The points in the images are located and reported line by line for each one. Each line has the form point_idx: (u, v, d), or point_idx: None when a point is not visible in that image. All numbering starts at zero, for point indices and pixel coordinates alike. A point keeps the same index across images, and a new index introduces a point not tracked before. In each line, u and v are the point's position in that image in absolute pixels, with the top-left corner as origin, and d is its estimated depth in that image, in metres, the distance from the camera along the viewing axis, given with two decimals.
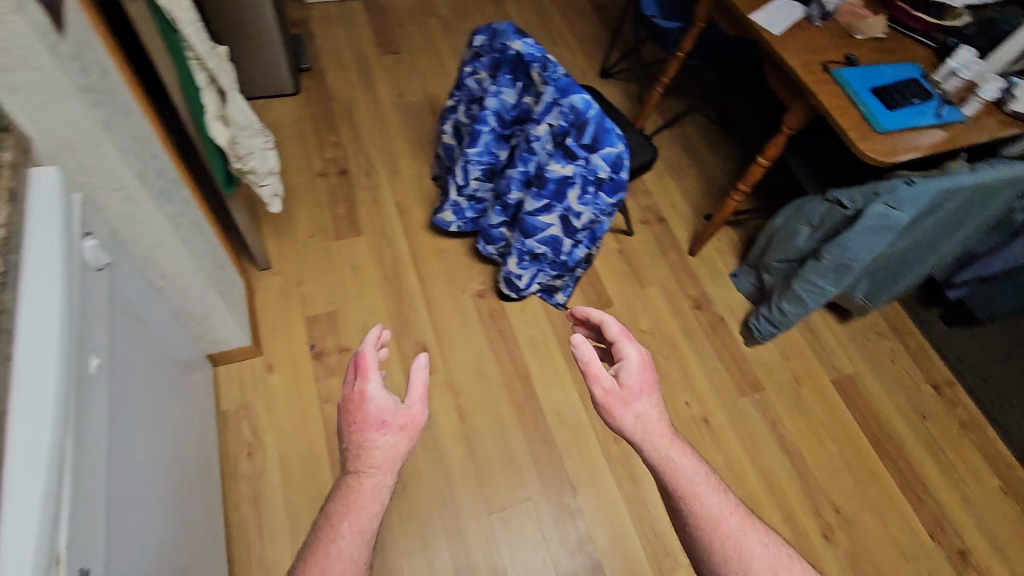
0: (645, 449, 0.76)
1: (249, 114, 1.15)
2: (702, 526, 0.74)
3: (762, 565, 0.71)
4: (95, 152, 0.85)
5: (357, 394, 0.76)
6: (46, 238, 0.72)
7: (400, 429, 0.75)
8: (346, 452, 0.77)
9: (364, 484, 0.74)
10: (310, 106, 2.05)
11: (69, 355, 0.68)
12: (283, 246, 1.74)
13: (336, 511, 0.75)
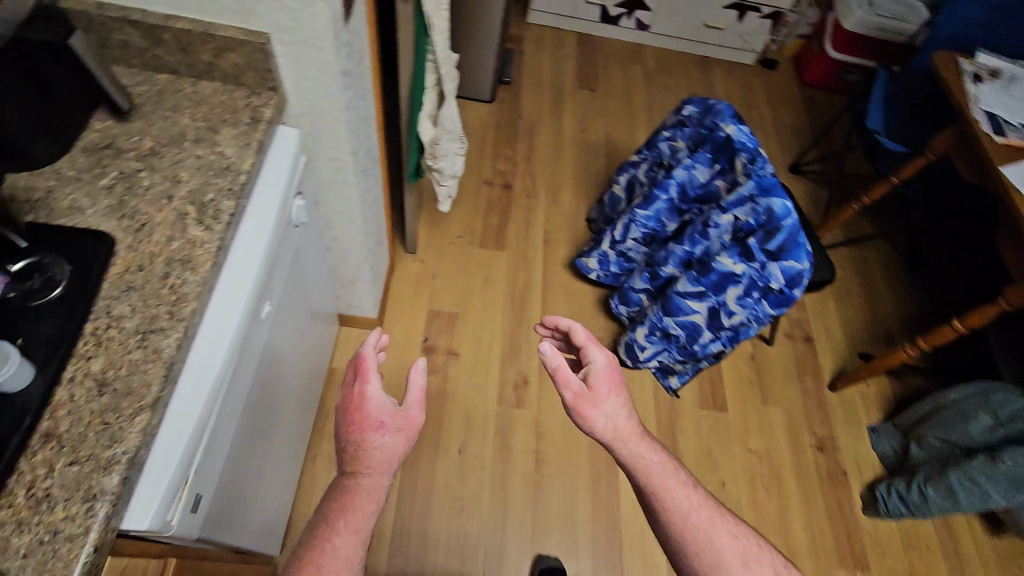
0: (613, 445, 0.78)
1: (456, 121, 1.20)
2: (673, 517, 0.77)
3: (733, 553, 0.75)
4: (329, 125, 0.93)
5: (355, 395, 0.76)
6: (272, 193, 0.81)
7: (398, 431, 0.76)
8: (342, 449, 0.77)
9: (361, 482, 0.75)
10: (498, 117, 2.13)
11: (253, 300, 0.75)
12: (431, 237, 1.82)
13: (333, 509, 0.75)
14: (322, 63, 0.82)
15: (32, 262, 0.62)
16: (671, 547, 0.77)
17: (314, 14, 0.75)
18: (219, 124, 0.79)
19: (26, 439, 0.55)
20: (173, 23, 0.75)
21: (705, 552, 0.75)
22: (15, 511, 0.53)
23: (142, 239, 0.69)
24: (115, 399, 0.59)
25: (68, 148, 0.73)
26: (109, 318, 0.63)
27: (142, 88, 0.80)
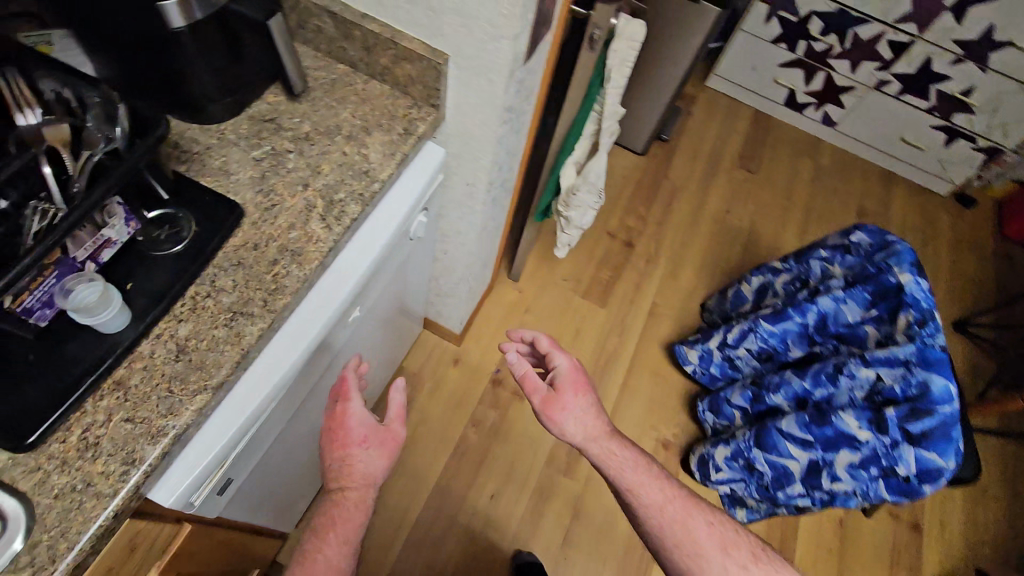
0: (585, 443, 0.85)
1: (600, 178, 1.16)
2: (647, 511, 0.84)
3: (710, 539, 0.84)
4: (476, 152, 0.91)
5: (338, 412, 0.71)
6: (400, 205, 0.80)
7: (381, 445, 0.72)
8: (326, 465, 0.71)
9: (347, 498, 0.69)
10: (644, 171, 2.04)
11: (344, 307, 0.74)
12: (537, 271, 1.78)
13: (319, 528, 0.68)
14: (488, 95, 0.80)
15: (168, 213, 0.65)
16: (650, 538, 0.84)
17: (497, 49, 0.72)
18: (374, 127, 0.80)
19: (99, 382, 0.57)
20: (365, 23, 0.77)
21: (682, 538, 0.83)
22: (65, 450, 0.54)
23: (267, 219, 0.70)
24: (187, 371, 0.60)
25: (238, 113, 0.77)
26: (212, 287, 0.64)
27: (319, 73, 0.83)
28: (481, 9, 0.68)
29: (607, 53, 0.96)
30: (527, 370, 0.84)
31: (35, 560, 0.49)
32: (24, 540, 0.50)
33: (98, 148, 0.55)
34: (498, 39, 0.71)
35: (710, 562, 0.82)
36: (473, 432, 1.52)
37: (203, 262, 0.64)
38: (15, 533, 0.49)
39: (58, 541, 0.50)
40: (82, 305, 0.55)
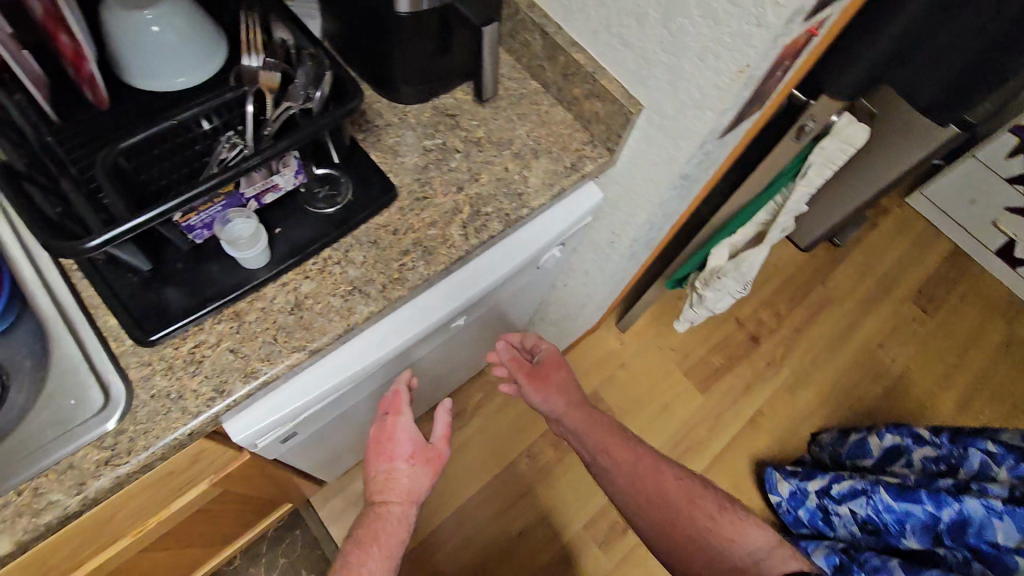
0: (565, 414, 0.86)
1: (754, 268, 1.05)
2: (619, 472, 0.83)
3: (680, 491, 0.81)
4: (634, 205, 0.87)
5: (389, 424, 0.73)
6: (536, 237, 0.78)
7: (426, 462, 0.73)
8: (370, 475, 0.72)
9: (391, 513, 0.69)
10: (799, 269, 1.86)
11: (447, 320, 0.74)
12: (646, 331, 1.69)
13: (360, 540, 0.67)
14: (668, 157, 0.75)
15: (333, 174, 0.68)
16: (625, 503, 0.82)
17: (698, 117, 0.68)
18: (543, 152, 0.79)
19: (221, 309, 0.61)
20: (572, 51, 0.75)
21: (649, 490, 0.81)
22: (174, 357, 0.58)
23: (414, 209, 0.71)
24: (294, 325, 0.62)
25: (426, 100, 0.79)
26: (344, 255, 0.67)
27: (512, 84, 0.83)
28: (697, 74, 0.64)
29: (812, 147, 0.86)
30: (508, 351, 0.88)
31: (117, 445, 0.54)
32: (115, 423, 0.54)
33: (296, 104, 0.59)
34: (703, 107, 0.66)
35: (676, 518, 0.79)
36: (525, 462, 1.48)
37: (346, 230, 0.66)
38: (112, 413, 0.54)
39: (138, 438, 0.54)
40: (233, 238, 0.60)
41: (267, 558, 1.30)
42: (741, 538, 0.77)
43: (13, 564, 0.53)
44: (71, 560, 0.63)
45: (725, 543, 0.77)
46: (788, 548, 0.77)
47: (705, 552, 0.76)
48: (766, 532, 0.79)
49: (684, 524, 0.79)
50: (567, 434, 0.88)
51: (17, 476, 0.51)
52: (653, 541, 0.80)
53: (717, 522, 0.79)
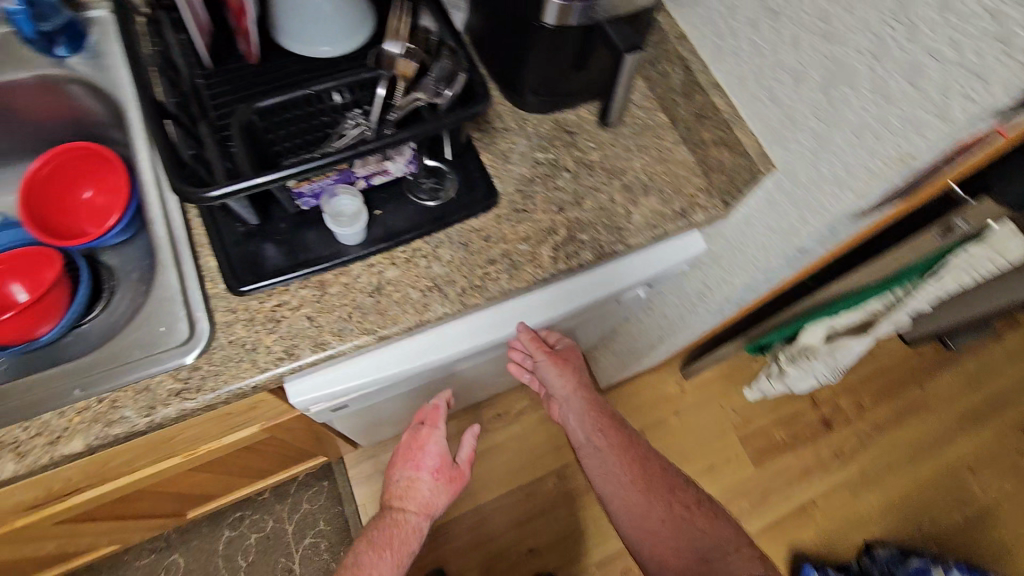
0: (572, 396, 0.83)
1: (850, 356, 1.02)
2: (608, 453, 0.80)
3: (663, 480, 0.80)
4: (736, 265, 0.82)
5: (423, 434, 0.80)
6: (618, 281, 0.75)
7: (446, 480, 0.81)
8: (395, 479, 0.80)
9: (407, 521, 0.77)
10: (896, 363, 1.70)
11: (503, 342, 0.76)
12: (710, 384, 1.63)
13: (376, 540, 0.75)
14: (788, 226, 0.70)
15: (441, 169, 0.69)
16: (608, 487, 0.80)
17: (834, 195, 0.62)
18: (655, 190, 0.75)
19: (309, 276, 0.63)
20: (712, 93, 0.71)
21: (634, 476, 0.79)
22: (256, 310, 0.61)
23: (511, 220, 0.70)
24: (371, 308, 0.63)
25: (549, 112, 0.77)
26: (433, 250, 0.67)
27: (639, 112, 0.80)
28: (846, 150, 0.59)
29: (949, 254, 0.78)
30: (530, 334, 0.73)
31: (189, 380, 0.57)
32: (194, 358, 0.58)
33: (425, 97, 0.60)
34: (843, 186, 0.61)
35: (654, 504, 0.77)
36: (554, 481, 1.46)
37: (441, 227, 0.67)
38: (193, 348, 0.58)
39: (208, 379, 0.58)
40: (336, 212, 0.61)
41: (292, 499, 1.37)
42: (714, 533, 0.76)
43: (79, 460, 0.58)
44: (127, 466, 0.68)
45: (699, 538, 0.75)
46: (755, 551, 0.76)
47: (678, 542, 0.74)
48: (736, 533, 0.78)
49: (661, 512, 0.77)
50: (566, 416, 0.85)
51: (103, 385, 0.56)
52: (628, 527, 0.78)
53: (693, 512, 0.78)
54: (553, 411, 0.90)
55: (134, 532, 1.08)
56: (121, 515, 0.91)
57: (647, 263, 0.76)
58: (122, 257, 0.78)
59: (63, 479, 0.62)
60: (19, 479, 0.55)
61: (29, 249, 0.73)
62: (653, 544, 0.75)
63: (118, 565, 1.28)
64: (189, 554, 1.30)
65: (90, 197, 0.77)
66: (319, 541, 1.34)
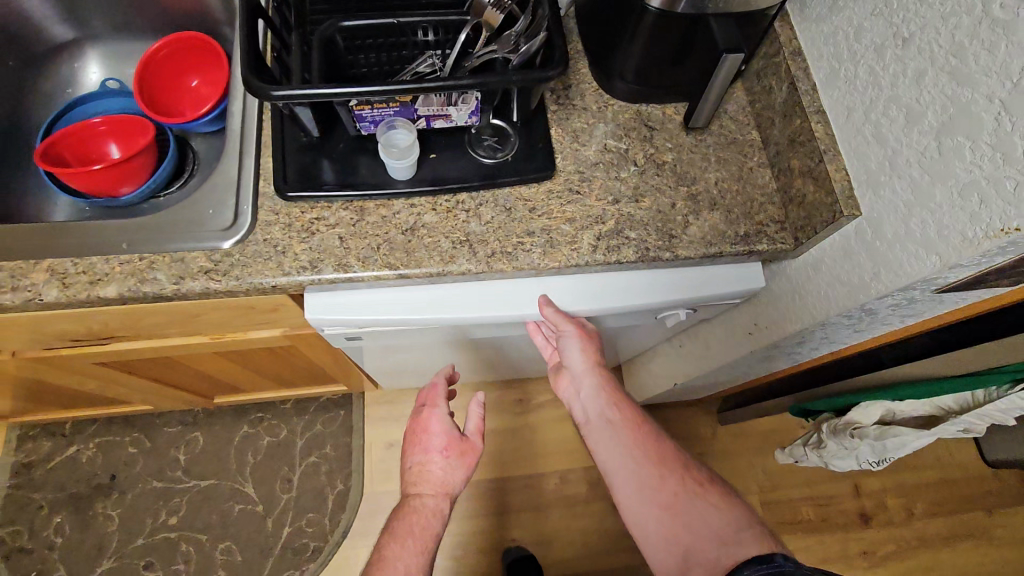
0: (588, 374, 0.74)
1: (901, 448, 0.90)
2: (622, 429, 0.69)
3: (679, 458, 0.66)
4: (789, 309, 0.75)
5: (426, 415, 0.82)
6: (650, 295, 0.72)
7: (458, 455, 0.79)
8: (408, 467, 0.79)
9: (426, 504, 0.76)
10: (962, 480, 1.54)
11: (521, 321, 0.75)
12: (745, 438, 1.53)
13: (398, 531, 0.73)
14: (857, 280, 0.63)
15: (506, 129, 0.70)
16: (616, 466, 0.66)
17: (917, 257, 0.54)
18: (722, 206, 0.70)
19: (351, 199, 0.65)
20: (813, 119, 0.65)
21: (645, 450, 0.67)
22: (297, 218, 0.64)
23: (561, 199, 0.68)
24: (400, 246, 0.64)
25: (633, 102, 0.74)
26: (475, 208, 0.67)
27: (731, 125, 0.75)
28: (944, 209, 0.51)
29: None
30: (556, 312, 0.70)
31: (220, 263, 0.61)
32: (230, 245, 0.62)
33: (501, 51, 0.59)
34: (930, 249, 0.53)
35: (666, 477, 0.63)
36: (555, 482, 1.44)
37: (489, 186, 0.66)
38: (232, 237, 0.62)
39: (237, 267, 0.61)
40: (391, 144, 0.62)
41: (309, 417, 1.44)
42: (731, 515, 0.60)
43: (112, 306, 0.62)
44: (158, 330, 0.74)
45: (709, 516, 0.60)
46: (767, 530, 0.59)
47: (689, 518, 0.60)
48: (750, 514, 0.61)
49: (675, 485, 0.63)
50: (575, 393, 0.76)
51: (146, 246, 0.60)
52: (633, 508, 0.63)
53: (706, 489, 0.62)
54: (557, 389, 0.80)
55: (165, 399, 1.18)
56: (153, 377, 1.00)
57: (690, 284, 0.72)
58: (209, 145, 0.87)
59: (101, 321, 0.68)
60: (58, 307, 0.60)
61: (135, 119, 0.80)
62: (663, 521, 0.60)
63: (149, 425, 1.40)
64: (208, 436, 1.41)
65: (196, 86, 0.85)
66: (321, 463, 1.40)
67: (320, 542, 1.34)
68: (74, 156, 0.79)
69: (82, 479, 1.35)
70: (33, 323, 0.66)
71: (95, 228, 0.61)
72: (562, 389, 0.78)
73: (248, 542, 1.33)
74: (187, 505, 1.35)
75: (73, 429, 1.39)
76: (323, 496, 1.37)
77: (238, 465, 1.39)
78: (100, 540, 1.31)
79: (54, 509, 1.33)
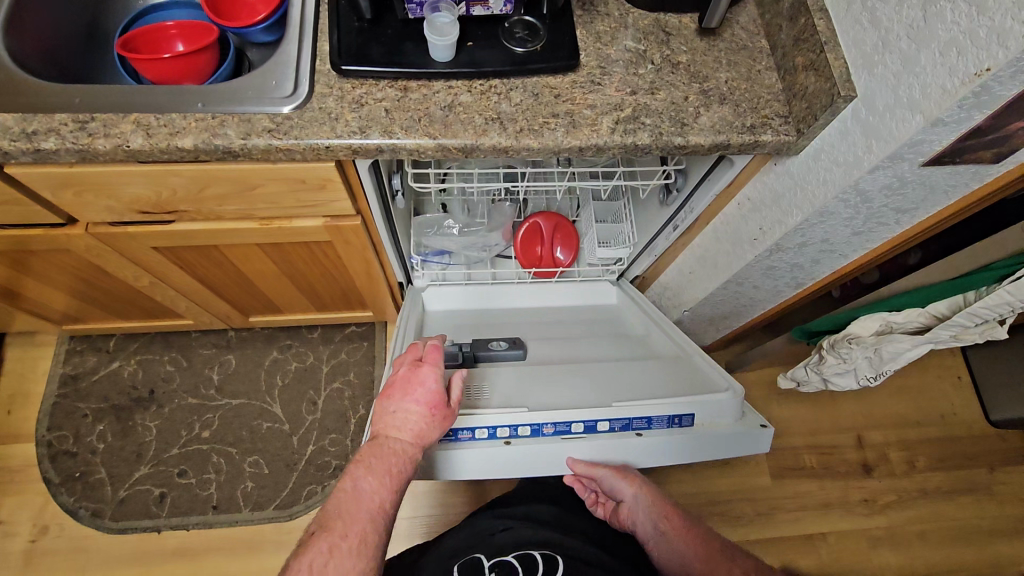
0: (640, 501, 0.86)
1: (896, 359, 0.95)
2: (676, 539, 0.86)
3: (728, 556, 0.82)
4: (790, 207, 0.82)
5: (423, 371, 0.81)
6: (663, 458, 0.78)
7: (435, 413, 0.76)
8: (391, 411, 0.77)
9: (401, 450, 0.75)
10: (965, 437, 1.57)
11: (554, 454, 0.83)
12: (750, 387, 1.58)
13: (375, 468, 0.75)
14: (851, 158, 0.69)
15: (536, 24, 0.77)
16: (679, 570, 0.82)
17: (904, 120, 0.61)
18: (731, 101, 0.77)
19: (395, 78, 0.73)
20: (816, 16, 0.72)
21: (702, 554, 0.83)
22: (348, 91, 0.72)
23: (583, 88, 0.76)
24: (439, 119, 0.72)
25: (652, 10, 0.81)
26: (506, 91, 0.74)
27: (741, 33, 0.81)
28: (928, 71, 0.58)
29: None
30: (583, 466, 0.78)
31: (281, 124, 0.69)
32: (290, 110, 0.70)
33: None
34: (914, 109, 0.59)
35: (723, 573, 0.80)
36: None
37: (518, 71, 0.74)
38: (293, 103, 0.70)
39: (296, 127, 0.69)
40: (434, 22, 0.70)
41: (335, 346, 1.53)
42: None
43: (185, 162, 0.71)
44: (217, 204, 0.82)
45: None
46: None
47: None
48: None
49: None
50: (631, 516, 0.89)
51: (219, 107, 0.69)
52: None
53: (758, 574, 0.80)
54: (617, 519, 0.92)
55: (206, 310, 1.27)
56: (200, 276, 1.09)
57: (701, 451, 0.78)
58: (261, 56, 0.96)
59: (173, 187, 0.77)
60: (140, 158, 0.68)
61: (201, 23, 0.89)
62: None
63: (188, 346, 1.51)
64: (241, 358, 1.50)
65: (254, 1, 0.94)
66: (345, 388, 1.49)
67: (342, 461, 1.41)
68: (146, 53, 0.88)
69: (124, 392, 1.45)
70: (115, 183, 0.75)
71: (174, 91, 0.70)
72: (621, 518, 0.91)
73: (275, 457, 1.41)
74: (219, 421, 1.44)
75: (117, 346, 1.49)
76: (345, 419, 1.46)
77: (268, 386, 1.48)
78: (139, 448, 1.40)
79: (97, 417, 1.42)
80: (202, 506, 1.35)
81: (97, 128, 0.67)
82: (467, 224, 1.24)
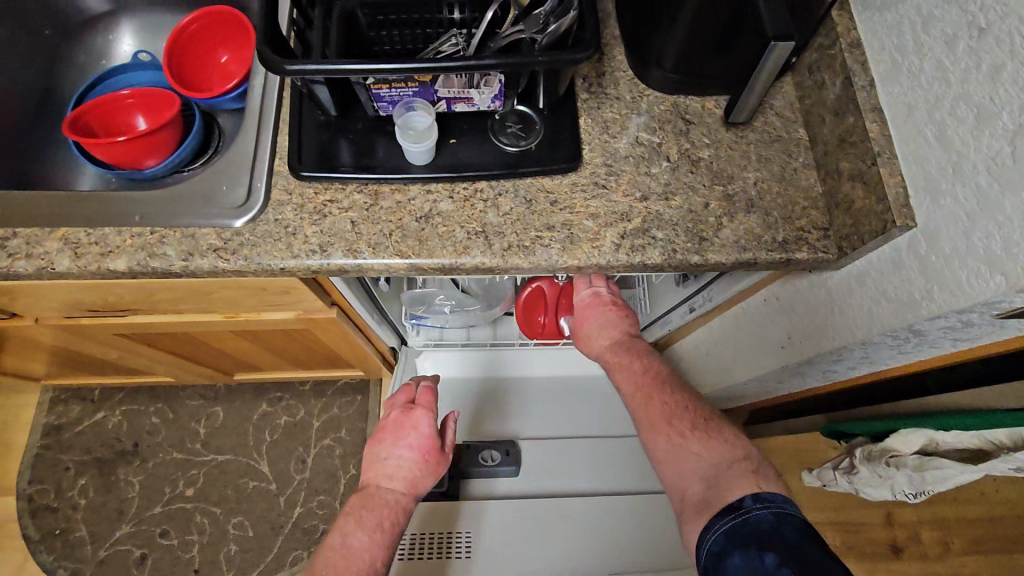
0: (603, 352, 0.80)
1: (943, 483, 0.84)
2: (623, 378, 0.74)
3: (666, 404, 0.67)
4: (827, 325, 0.70)
5: (417, 411, 0.77)
6: None
7: (428, 452, 0.74)
8: (382, 458, 0.73)
9: (395, 500, 0.70)
10: (1009, 516, 1.43)
11: None
12: (769, 455, 1.46)
13: (368, 521, 0.67)
14: (905, 297, 0.57)
15: (531, 116, 0.67)
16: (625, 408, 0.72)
17: (979, 276, 0.49)
18: (760, 209, 0.65)
19: (366, 181, 0.62)
20: (867, 117, 0.59)
21: (642, 411, 0.68)
22: (309, 199, 0.62)
23: (586, 192, 0.65)
24: (412, 233, 0.61)
25: (669, 93, 0.70)
26: (494, 197, 0.64)
27: (776, 121, 0.69)
28: (1015, 222, 0.45)
29: None
30: None
31: (230, 242, 0.60)
32: (240, 224, 0.60)
33: (528, 31, 0.58)
34: (994, 267, 0.47)
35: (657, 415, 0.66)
36: None
37: (510, 175, 0.64)
38: (244, 215, 0.60)
39: (245, 244, 0.60)
40: (410, 125, 0.61)
41: (326, 400, 1.45)
42: (714, 455, 0.60)
43: (123, 280, 0.62)
44: (171, 304, 0.74)
45: (701, 464, 0.60)
46: (751, 467, 0.58)
47: (685, 469, 0.61)
48: (732, 447, 0.61)
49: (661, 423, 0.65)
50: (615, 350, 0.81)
51: (159, 221, 0.60)
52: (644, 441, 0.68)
53: (689, 439, 0.62)
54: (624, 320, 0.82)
55: (187, 372, 1.20)
56: (172, 351, 1.01)
57: None
58: (234, 124, 0.86)
59: (116, 295, 0.68)
60: (70, 278, 0.60)
61: (163, 93, 0.79)
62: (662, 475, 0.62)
63: (175, 397, 1.44)
64: (229, 411, 1.44)
65: (224, 62, 0.84)
66: (336, 446, 1.41)
67: (329, 525, 1.33)
68: (101, 131, 0.78)
69: (107, 444, 1.39)
70: (52, 292, 0.67)
71: (109, 199, 0.61)
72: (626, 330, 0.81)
73: (260, 518, 1.34)
74: (203, 478, 1.37)
75: (102, 396, 1.44)
76: (335, 478, 1.38)
77: (256, 442, 1.41)
78: (121, 505, 1.34)
79: (80, 471, 1.37)
80: (184, 570, 1.29)
81: (20, 247, 0.58)
82: (462, 302, 1.11)
